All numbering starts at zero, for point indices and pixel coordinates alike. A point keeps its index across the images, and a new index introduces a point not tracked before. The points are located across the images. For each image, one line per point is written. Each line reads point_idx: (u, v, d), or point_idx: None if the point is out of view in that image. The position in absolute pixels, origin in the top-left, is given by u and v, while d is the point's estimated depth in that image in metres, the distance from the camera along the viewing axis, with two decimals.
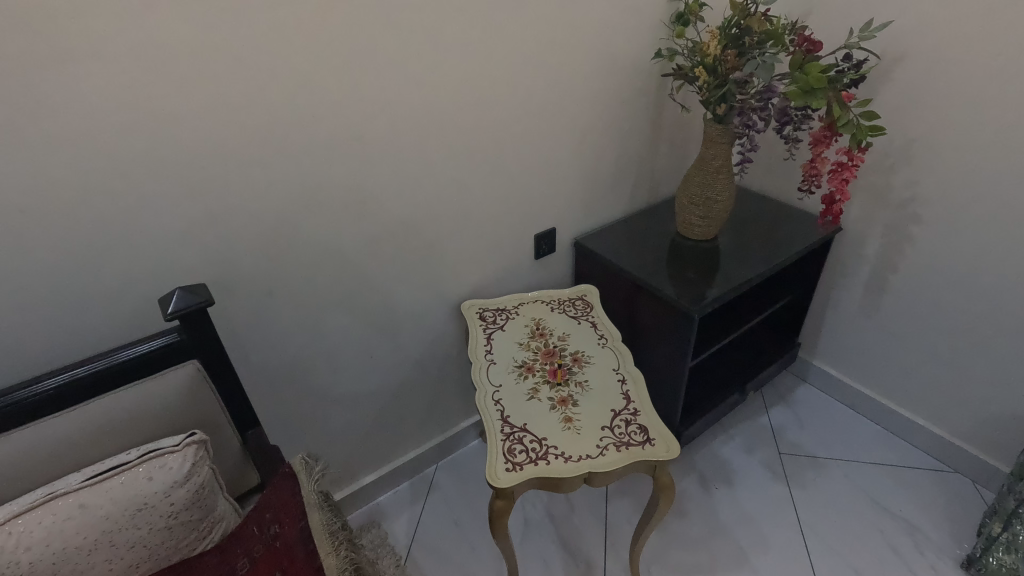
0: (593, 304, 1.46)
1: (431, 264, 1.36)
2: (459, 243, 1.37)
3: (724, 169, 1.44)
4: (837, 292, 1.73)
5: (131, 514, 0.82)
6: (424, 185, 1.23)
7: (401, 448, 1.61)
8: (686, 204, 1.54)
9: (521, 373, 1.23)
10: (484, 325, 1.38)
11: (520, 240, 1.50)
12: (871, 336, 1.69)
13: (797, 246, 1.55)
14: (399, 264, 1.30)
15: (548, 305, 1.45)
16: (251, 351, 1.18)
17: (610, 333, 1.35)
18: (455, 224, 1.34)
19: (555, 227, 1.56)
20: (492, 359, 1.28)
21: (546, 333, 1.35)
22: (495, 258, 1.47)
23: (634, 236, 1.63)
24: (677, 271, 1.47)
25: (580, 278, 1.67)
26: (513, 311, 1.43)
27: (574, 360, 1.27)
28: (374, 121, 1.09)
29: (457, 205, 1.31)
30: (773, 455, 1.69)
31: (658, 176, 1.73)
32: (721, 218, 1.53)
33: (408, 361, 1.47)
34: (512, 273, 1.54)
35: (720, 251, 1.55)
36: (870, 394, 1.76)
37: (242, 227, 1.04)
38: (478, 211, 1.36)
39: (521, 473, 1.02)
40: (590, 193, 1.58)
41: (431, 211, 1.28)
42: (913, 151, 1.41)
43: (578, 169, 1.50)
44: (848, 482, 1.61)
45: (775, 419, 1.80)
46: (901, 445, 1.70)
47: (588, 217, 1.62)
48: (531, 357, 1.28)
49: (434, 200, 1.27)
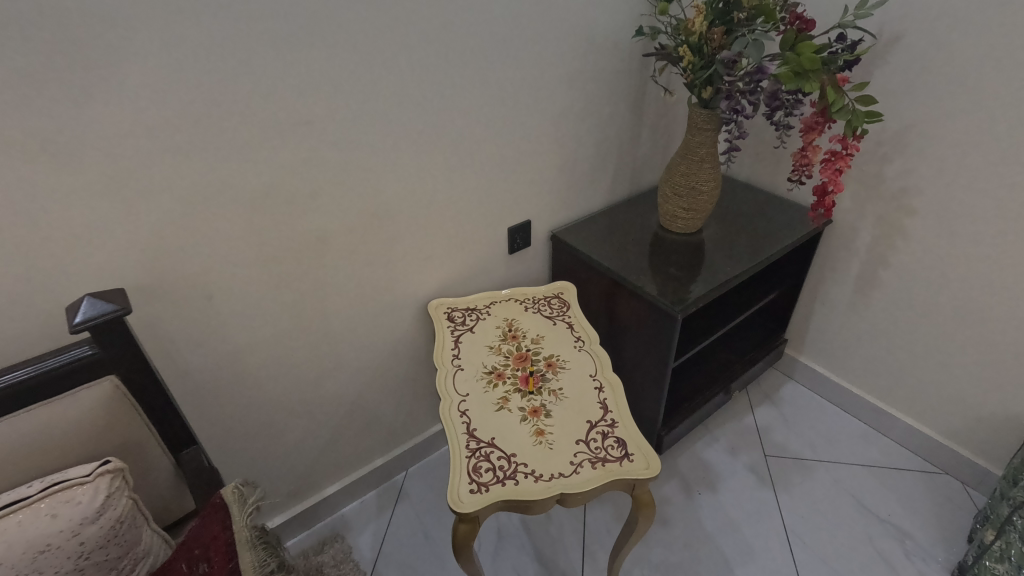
0: (570, 302, 1.36)
1: (394, 260, 1.25)
2: (424, 237, 1.27)
3: (709, 157, 1.35)
4: (824, 286, 1.66)
5: (31, 558, 0.70)
6: (382, 175, 1.12)
7: (367, 456, 1.51)
8: (670, 195, 1.44)
9: (490, 380, 1.14)
10: (452, 327, 1.28)
11: (491, 234, 1.39)
12: (860, 331, 1.62)
13: (785, 242, 1.47)
14: (357, 261, 1.19)
15: (521, 304, 1.35)
16: (189, 360, 1.06)
17: (587, 335, 1.25)
18: (419, 219, 1.23)
19: (530, 219, 1.45)
20: (459, 364, 1.18)
21: (518, 335, 1.26)
22: (465, 253, 1.37)
23: (614, 231, 1.53)
24: (659, 269, 1.39)
25: (557, 274, 1.57)
26: (485, 312, 1.33)
27: (548, 365, 1.17)
28: (320, 101, 0.97)
29: (420, 198, 1.20)
30: (759, 457, 1.62)
31: (640, 164, 1.63)
32: (707, 210, 1.45)
33: (372, 364, 1.37)
34: (483, 270, 1.44)
35: (705, 246, 1.47)
36: (857, 391, 1.70)
37: (170, 223, 0.91)
38: (443, 204, 1.25)
39: (487, 495, 0.93)
40: (567, 184, 1.48)
41: (390, 204, 1.16)
42: (907, 139, 1.33)
43: (553, 158, 1.40)
44: (836, 485, 1.55)
45: (760, 419, 1.73)
46: (889, 445, 1.64)
47: (565, 209, 1.52)
48: (503, 361, 1.18)
49: (393, 191, 1.15)
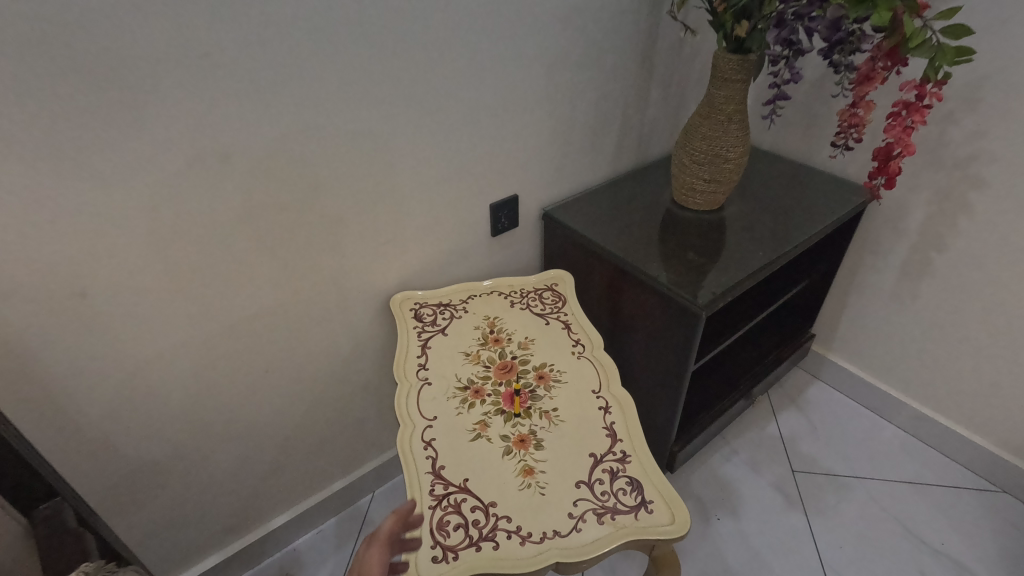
0: (566, 295, 1.11)
1: (344, 245, 0.99)
2: (383, 216, 1.01)
3: (738, 117, 1.09)
4: (863, 273, 1.42)
5: None
6: (320, 133, 0.85)
7: (322, 479, 1.27)
8: (687, 165, 1.19)
9: (466, 399, 0.89)
10: (420, 328, 1.03)
11: (468, 213, 1.13)
12: (905, 326, 1.39)
13: (822, 223, 1.23)
14: (293, 246, 0.92)
15: (506, 298, 1.10)
16: (65, 378, 0.80)
17: (588, 337, 1.00)
18: (374, 192, 0.97)
19: (516, 194, 1.19)
20: (426, 377, 0.92)
21: (502, 338, 1.00)
22: (436, 236, 1.11)
23: (617, 210, 1.28)
24: (674, 256, 1.15)
25: (549, 261, 1.32)
26: (461, 308, 1.07)
27: (539, 378, 0.92)
28: (226, 25, 0.70)
29: (375, 165, 0.94)
30: (785, 473, 1.39)
31: (649, 129, 1.37)
32: (731, 184, 1.19)
33: (322, 373, 1.11)
34: (459, 256, 1.17)
35: (727, 227, 1.22)
36: (897, 394, 1.46)
37: (12, 190, 0.65)
38: (406, 173, 0.99)
39: (455, 566, 0.68)
40: (562, 151, 1.22)
41: (333, 172, 0.89)
42: (982, 93, 1.08)
43: (544, 118, 1.13)
44: (876, 506, 1.32)
45: (784, 427, 1.50)
46: (934, 457, 1.42)
47: (560, 182, 1.26)
48: (482, 373, 0.93)
49: (338, 155, 0.89)
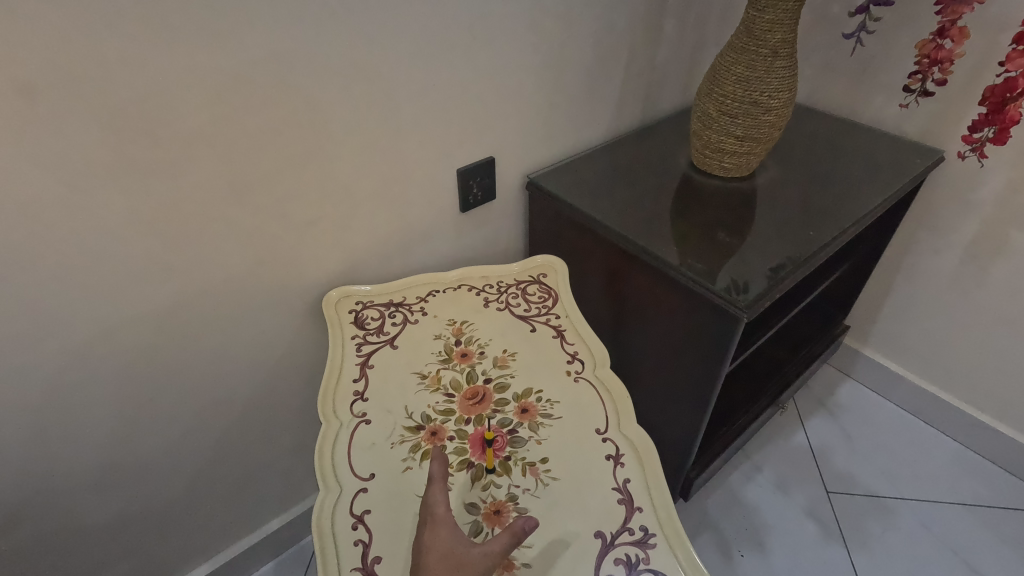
0: (557, 290, 0.84)
1: (248, 227, 0.71)
2: (302, 185, 0.72)
3: (785, 51, 0.83)
4: (914, 255, 1.17)
5: None
6: (180, 56, 0.56)
7: (255, 517, 1.02)
8: (714, 118, 0.91)
9: (419, 448, 0.62)
10: (361, 339, 0.75)
11: (428, 182, 0.86)
12: (964, 319, 1.15)
13: (882, 194, 0.96)
14: (165, 229, 0.64)
15: (478, 295, 0.83)
16: None
17: (588, 350, 0.74)
18: (286, 150, 0.68)
19: (493, 157, 0.91)
20: (364, 413, 0.66)
21: (472, 352, 0.74)
22: (384, 214, 0.83)
23: (622, 178, 1.01)
24: (698, 236, 0.88)
25: (534, 243, 1.05)
26: (418, 310, 0.80)
27: (522, 413, 0.66)
28: None
29: (282, 111, 0.65)
30: (818, 495, 1.16)
31: (661, 76, 1.08)
32: (769, 143, 0.93)
33: (237, 394, 0.84)
34: (419, 239, 0.90)
35: (762, 200, 0.96)
36: (946, 397, 1.24)
37: None
38: (332, 125, 0.70)
39: None
40: (550, 102, 0.93)
41: (211, 120, 0.61)
42: None
43: (527, 53, 0.85)
44: (928, 535, 1.10)
45: (813, 437, 1.27)
46: (990, 471, 1.20)
47: (548, 144, 0.98)
48: (442, 406, 0.67)
49: (215, 93, 0.60)
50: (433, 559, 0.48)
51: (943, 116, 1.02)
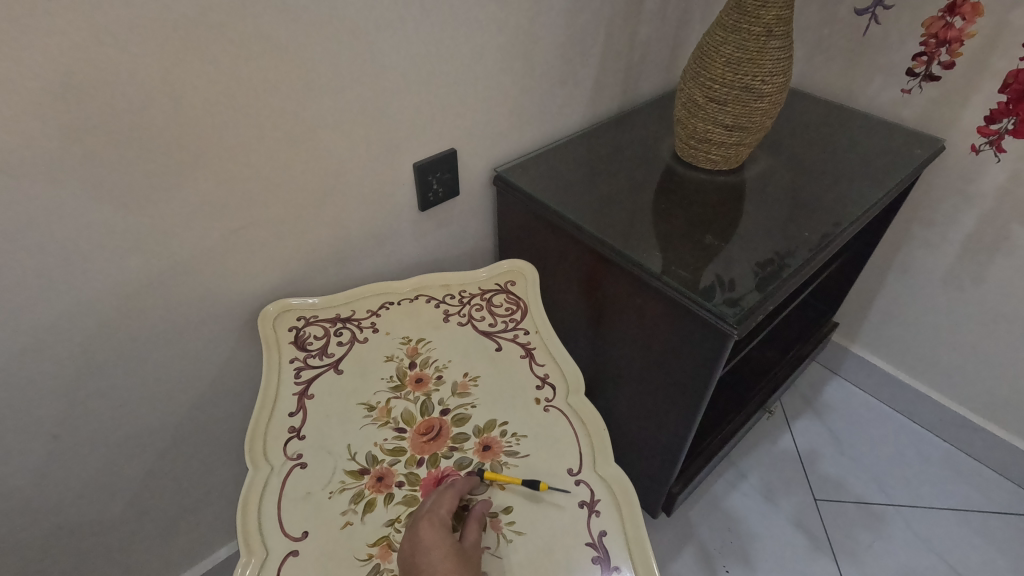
0: (526, 300, 0.75)
1: (163, 235, 0.60)
2: (226, 185, 0.62)
3: (781, 29, 0.74)
4: (908, 250, 1.10)
5: None
6: (48, 34, 0.46)
7: (200, 548, 0.93)
8: (700, 106, 0.82)
9: (361, 497, 0.53)
10: (301, 362, 0.66)
11: (380, 178, 0.76)
12: (957, 317, 1.09)
13: (881, 187, 0.88)
14: (51, 240, 0.54)
15: (437, 307, 0.74)
16: None
17: (561, 372, 0.66)
18: (202, 146, 0.58)
19: (455, 148, 0.81)
20: (299, 454, 0.57)
21: (428, 377, 0.65)
22: (329, 216, 0.73)
23: (599, 171, 0.92)
24: (681, 237, 0.80)
25: (504, 243, 0.95)
26: (368, 326, 0.71)
27: (483, 451, 0.57)
28: None
29: (190, 99, 0.55)
30: (805, 503, 1.11)
31: (642, 58, 0.99)
32: (760, 132, 0.84)
33: (166, 423, 0.74)
34: (373, 243, 0.80)
35: (752, 195, 0.87)
36: (937, 397, 1.19)
37: None
38: (257, 115, 0.60)
39: None
40: (520, 88, 0.84)
41: (92, 108, 0.50)
42: None
43: (490, 29, 0.75)
44: (919, 543, 1.05)
45: (800, 439, 1.21)
46: (979, 473, 1.16)
47: (518, 133, 0.89)
48: (391, 445, 0.58)
49: (91, 75, 0.49)
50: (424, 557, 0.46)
51: (945, 102, 0.94)
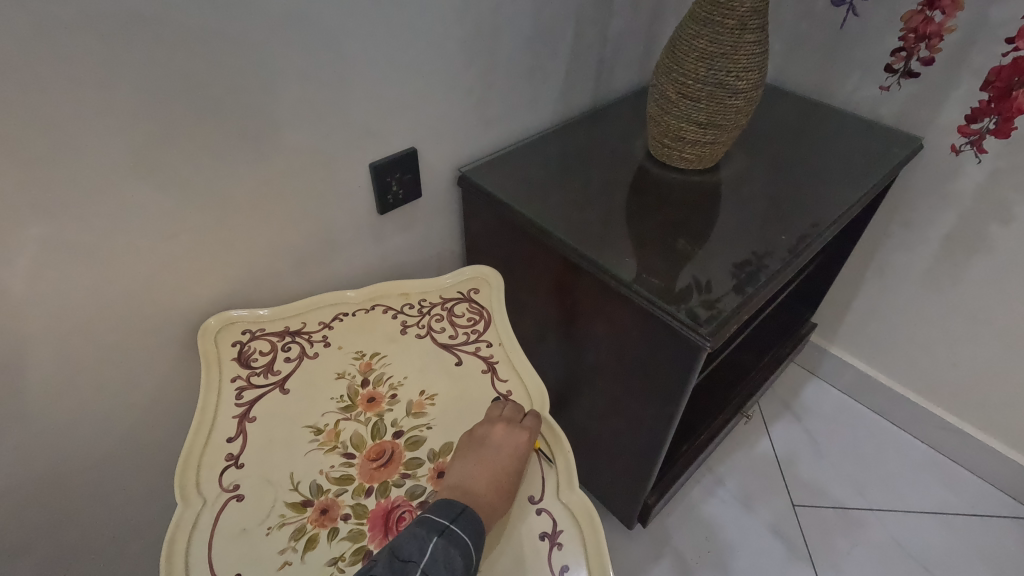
0: (490, 309, 0.71)
1: (86, 251, 0.54)
2: (158, 190, 0.56)
3: (757, 21, 0.70)
4: (886, 249, 1.08)
5: None
6: None
7: None
8: (674, 102, 0.78)
9: (302, 533, 0.49)
10: (244, 381, 0.61)
11: (334, 180, 0.70)
12: (934, 318, 1.07)
13: (860, 187, 0.86)
14: None
15: (395, 318, 0.69)
16: None
17: (524, 387, 0.62)
18: (129, 153, 0.52)
19: (416, 148, 0.76)
20: (236, 484, 0.52)
21: (381, 396, 0.60)
22: (278, 223, 0.68)
23: (569, 171, 0.88)
24: (654, 240, 0.76)
25: (471, 246, 0.91)
26: (319, 340, 0.66)
27: (437, 478, 0.53)
28: None
29: (109, 97, 0.49)
30: (784, 508, 1.09)
31: (615, 52, 0.95)
32: (735, 130, 0.80)
33: (103, 448, 0.68)
34: (328, 248, 0.75)
35: (728, 195, 0.84)
36: (914, 397, 1.17)
37: None
38: (189, 114, 0.54)
39: None
40: (485, 84, 0.79)
41: None
42: None
43: (451, 23, 0.70)
44: (896, 547, 1.04)
45: (778, 442, 1.19)
46: (954, 474, 1.15)
47: (483, 132, 0.84)
48: (338, 473, 0.53)
49: None
50: (501, 446, 0.52)
51: (924, 99, 0.92)
